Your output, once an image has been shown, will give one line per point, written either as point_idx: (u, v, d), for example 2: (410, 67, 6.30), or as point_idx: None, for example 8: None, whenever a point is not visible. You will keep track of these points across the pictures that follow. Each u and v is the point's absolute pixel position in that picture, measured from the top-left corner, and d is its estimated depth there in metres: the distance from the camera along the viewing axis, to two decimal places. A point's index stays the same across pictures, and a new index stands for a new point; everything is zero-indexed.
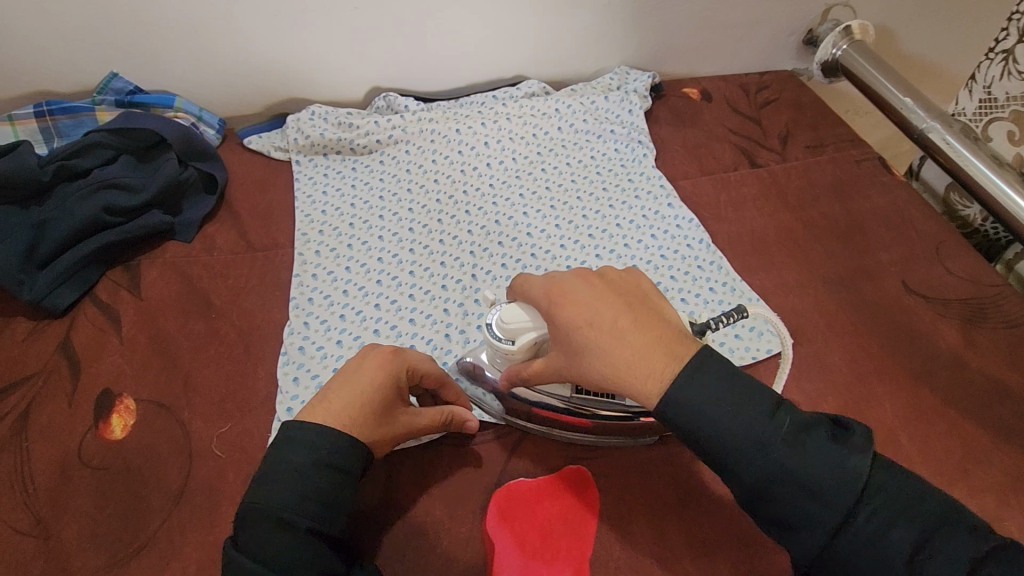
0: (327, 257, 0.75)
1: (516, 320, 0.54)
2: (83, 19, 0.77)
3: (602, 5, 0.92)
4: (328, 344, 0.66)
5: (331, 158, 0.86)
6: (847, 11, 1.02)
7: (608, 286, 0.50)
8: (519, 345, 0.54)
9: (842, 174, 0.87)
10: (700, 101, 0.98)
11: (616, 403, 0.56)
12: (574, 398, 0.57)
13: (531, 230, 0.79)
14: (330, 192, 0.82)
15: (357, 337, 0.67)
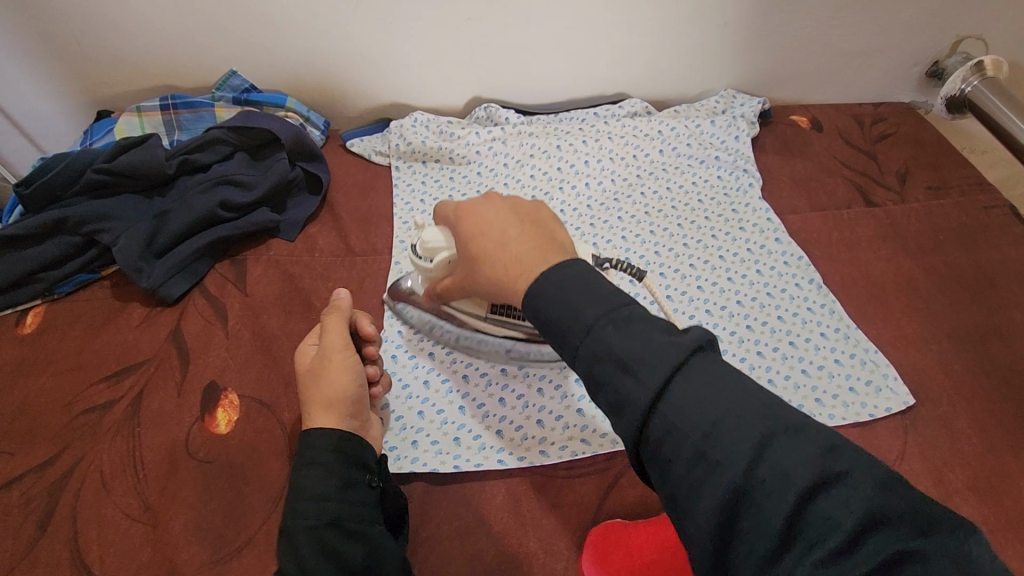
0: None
1: (433, 244, 0.57)
2: (211, 18, 0.80)
3: (717, 26, 0.88)
4: (421, 356, 0.67)
5: (429, 165, 0.86)
6: (980, 45, 0.95)
7: (510, 209, 0.52)
8: (435, 264, 0.58)
9: (968, 221, 0.81)
10: (809, 131, 0.94)
11: (525, 327, 0.62)
12: (489, 318, 0.62)
13: (629, 254, 0.76)
14: (428, 201, 0.82)
15: (449, 352, 0.67)
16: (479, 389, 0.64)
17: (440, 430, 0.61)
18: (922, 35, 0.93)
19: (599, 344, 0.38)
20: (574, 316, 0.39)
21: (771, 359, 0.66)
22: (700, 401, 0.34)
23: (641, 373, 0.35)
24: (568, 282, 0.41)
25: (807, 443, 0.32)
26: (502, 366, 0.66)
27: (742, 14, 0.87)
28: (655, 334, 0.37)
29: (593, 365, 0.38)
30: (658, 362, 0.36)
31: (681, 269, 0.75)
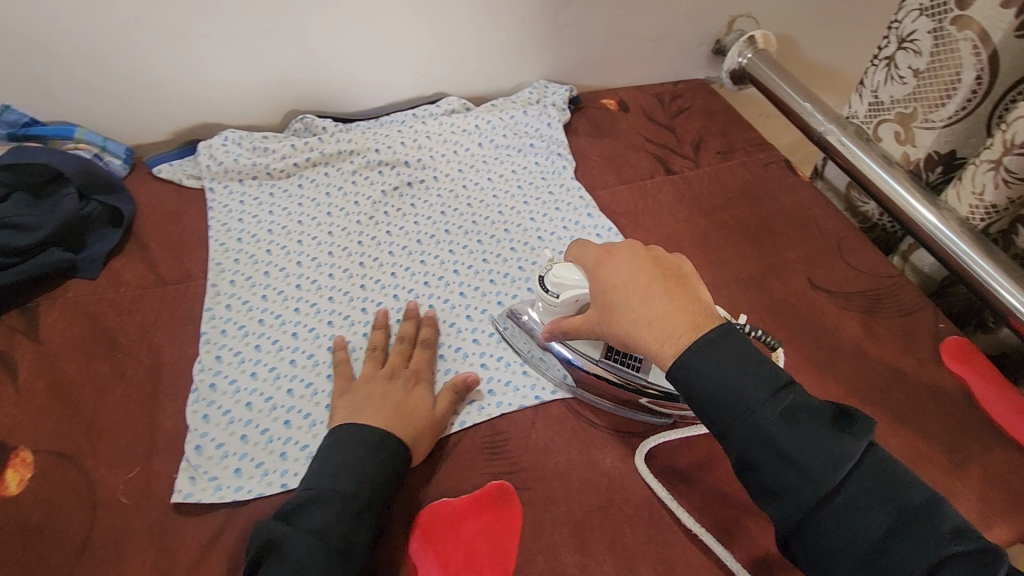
0: (243, 286, 0.73)
1: (567, 278, 0.62)
2: None
3: (516, 22, 0.94)
4: (241, 377, 0.64)
5: (246, 183, 0.84)
6: (751, 22, 1.08)
7: (648, 260, 0.56)
8: (563, 299, 0.62)
9: (751, 177, 0.91)
10: (617, 112, 1.02)
11: (641, 378, 0.62)
12: (602, 362, 0.63)
13: (453, 247, 0.79)
14: (246, 219, 0.80)
15: (272, 367, 0.65)
16: (304, 399, 0.63)
17: (265, 449, 0.59)
18: (700, 19, 1.04)
19: (766, 432, 0.46)
20: (729, 398, 0.48)
21: None
22: (859, 517, 0.43)
23: (804, 468, 0.45)
24: (723, 359, 0.49)
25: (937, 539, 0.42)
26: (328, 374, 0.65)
27: (534, 9, 0.93)
28: (820, 432, 0.45)
29: (748, 447, 0.46)
30: (825, 468, 0.44)
31: (502, 254, 0.79)
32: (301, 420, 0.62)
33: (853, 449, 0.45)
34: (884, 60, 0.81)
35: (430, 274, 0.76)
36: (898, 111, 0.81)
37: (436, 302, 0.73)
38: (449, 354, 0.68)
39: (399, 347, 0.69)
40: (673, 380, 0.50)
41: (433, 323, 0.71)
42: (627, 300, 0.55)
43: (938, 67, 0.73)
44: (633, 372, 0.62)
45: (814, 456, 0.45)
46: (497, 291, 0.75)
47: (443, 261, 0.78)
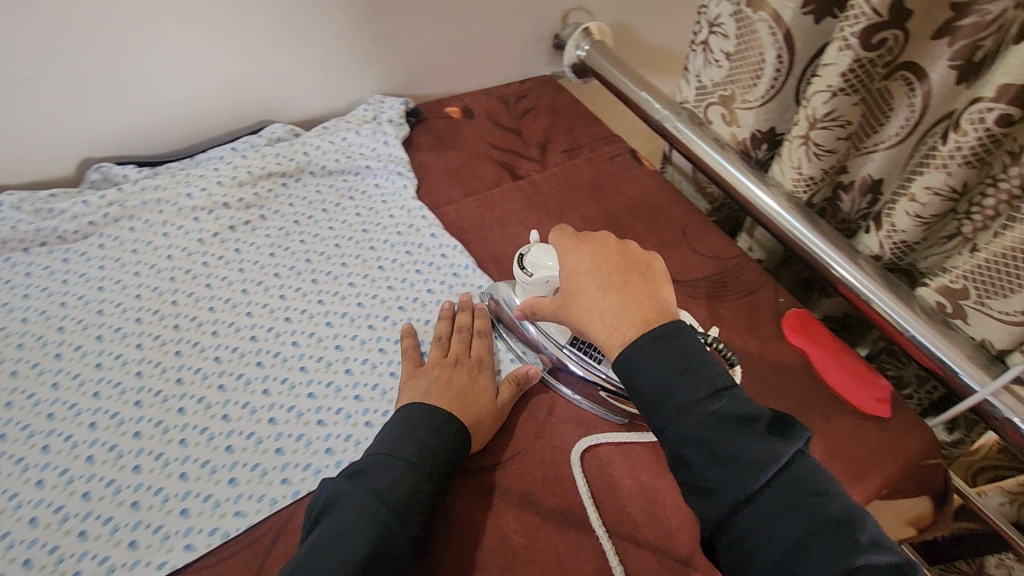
0: (28, 376, 0.62)
1: (544, 261, 0.64)
2: None
3: (333, 38, 0.88)
4: (25, 488, 0.55)
5: (33, 252, 0.73)
6: (585, 14, 1.07)
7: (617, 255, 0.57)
8: (537, 279, 0.64)
9: (597, 173, 0.90)
10: (461, 120, 0.98)
11: (602, 372, 0.63)
12: (568, 349, 0.65)
13: (284, 291, 0.72)
14: (33, 294, 0.69)
15: (64, 470, 0.56)
16: (104, 501, 0.54)
17: (53, 572, 0.50)
18: (533, 15, 1.01)
19: (698, 422, 0.48)
20: (662, 398, 0.50)
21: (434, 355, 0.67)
22: (778, 524, 0.44)
23: (731, 466, 0.46)
24: (658, 358, 0.51)
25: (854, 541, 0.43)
26: (134, 465, 0.57)
27: (349, 22, 0.87)
28: (756, 437, 0.47)
29: (685, 441, 0.48)
30: (747, 471, 0.45)
31: (340, 291, 0.73)
32: (100, 528, 0.53)
33: (787, 449, 0.47)
34: (700, 45, 0.82)
35: (257, 327, 0.68)
36: (720, 94, 0.83)
37: (264, 358, 0.65)
38: (280, 416, 0.61)
39: (221, 417, 0.60)
40: (616, 365, 0.53)
41: (261, 383, 0.63)
42: (585, 289, 0.57)
43: (744, 50, 0.75)
44: (593, 365, 0.64)
45: (743, 459, 0.46)
46: (335, 334, 0.68)
47: (273, 309, 0.70)
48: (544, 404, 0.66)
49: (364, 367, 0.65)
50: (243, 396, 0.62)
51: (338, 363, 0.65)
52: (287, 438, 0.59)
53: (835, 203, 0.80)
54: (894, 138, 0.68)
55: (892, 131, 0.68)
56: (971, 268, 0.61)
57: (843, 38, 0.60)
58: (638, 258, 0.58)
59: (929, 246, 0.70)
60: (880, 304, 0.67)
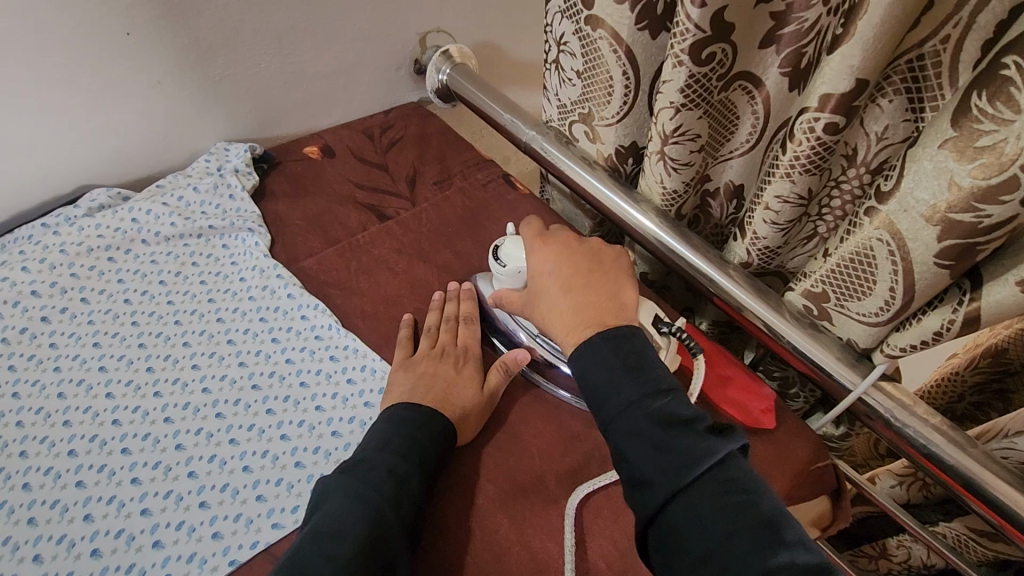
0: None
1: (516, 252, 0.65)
2: None
3: (152, 86, 0.78)
4: None
5: None
6: (444, 36, 1.02)
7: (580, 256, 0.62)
8: (508, 270, 0.65)
9: (471, 203, 0.86)
10: (320, 160, 0.91)
11: None
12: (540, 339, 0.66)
13: (110, 388, 0.62)
14: None
15: None
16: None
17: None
18: (386, 41, 0.95)
19: (642, 417, 0.49)
20: (609, 393, 0.51)
21: (294, 439, 0.60)
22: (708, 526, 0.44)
23: (665, 460, 0.46)
24: (611, 353, 0.53)
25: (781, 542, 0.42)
26: None
27: (169, 68, 0.78)
28: (692, 438, 0.47)
29: (628, 432, 0.49)
30: (683, 474, 0.45)
31: (181, 377, 0.64)
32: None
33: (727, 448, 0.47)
34: (552, 64, 0.80)
35: (77, 437, 0.59)
36: (580, 112, 0.81)
37: (86, 476, 0.56)
38: (106, 546, 0.53)
39: (31, 560, 0.52)
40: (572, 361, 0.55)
41: (82, 508, 0.54)
42: (548, 288, 0.60)
43: (592, 67, 0.73)
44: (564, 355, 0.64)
45: (677, 458, 0.46)
46: (175, 432, 0.60)
47: (98, 413, 0.61)
48: None
49: (210, 466, 0.57)
50: (60, 528, 0.53)
51: (178, 466, 0.57)
52: (113, 573, 0.51)
53: (706, 210, 0.80)
54: (745, 145, 0.68)
55: (742, 138, 0.68)
56: (826, 273, 0.61)
57: (675, 55, 0.60)
58: (599, 259, 0.62)
59: (792, 248, 0.70)
60: (787, 337, 0.64)
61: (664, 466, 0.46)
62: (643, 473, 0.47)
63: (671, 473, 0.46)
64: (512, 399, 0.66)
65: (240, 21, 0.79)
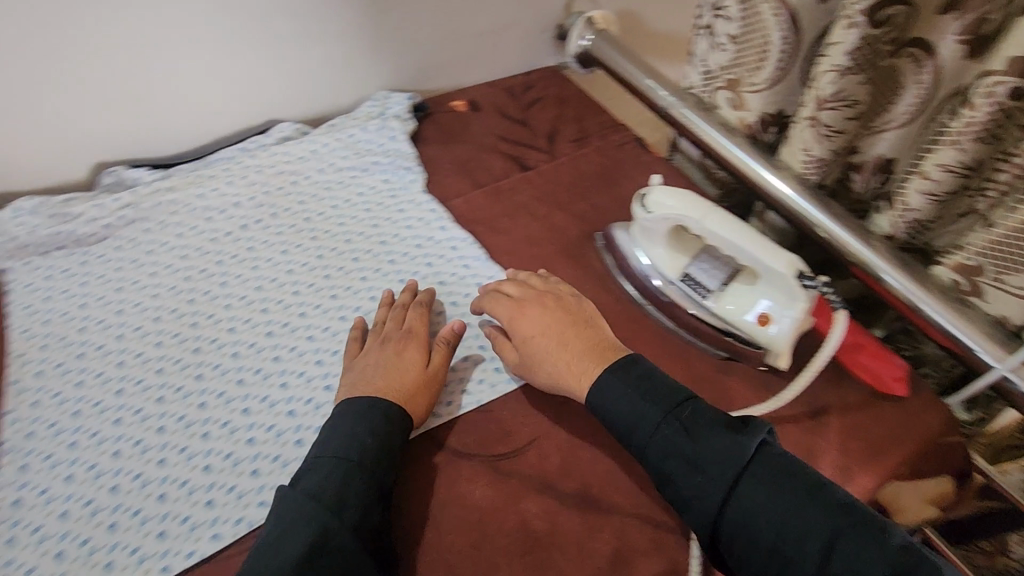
0: (51, 374, 0.64)
1: (666, 201, 0.66)
2: None
3: (336, 34, 0.88)
4: (55, 484, 0.56)
5: (53, 256, 0.74)
6: (589, 4, 1.06)
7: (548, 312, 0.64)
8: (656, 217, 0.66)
9: (607, 161, 0.90)
10: (468, 113, 0.98)
11: (704, 304, 0.67)
12: (677, 283, 0.69)
13: (297, 287, 0.73)
14: (54, 297, 0.71)
15: (92, 467, 0.58)
16: (132, 494, 0.56)
17: (87, 563, 0.52)
18: (536, 5, 1.01)
19: (674, 440, 0.52)
20: (630, 417, 0.55)
21: None
22: (757, 521, 0.48)
23: (706, 470, 0.50)
24: (624, 382, 0.57)
25: (829, 526, 0.47)
26: (160, 459, 0.58)
27: (353, 19, 0.87)
28: (720, 437, 0.52)
29: (662, 455, 0.53)
30: (727, 467, 0.50)
31: (353, 285, 0.73)
32: (130, 520, 0.54)
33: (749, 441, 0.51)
34: (705, 29, 0.82)
35: (273, 323, 0.70)
36: (727, 78, 0.82)
37: (281, 353, 0.67)
38: (299, 409, 0.62)
39: (241, 411, 0.62)
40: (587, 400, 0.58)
41: (279, 377, 0.65)
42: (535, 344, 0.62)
43: (751, 32, 0.75)
44: (700, 300, 0.67)
45: (714, 462, 0.50)
46: (349, 328, 0.69)
47: (288, 306, 0.71)
48: None
49: None
50: (263, 390, 0.64)
51: None
52: (305, 431, 0.61)
53: (847, 184, 0.79)
54: (904, 117, 0.68)
55: (903, 110, 0.67)
56: (987, 245, 0.61)
57: (849, 16, 0.61)
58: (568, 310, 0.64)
59: (944, 224, 0.69)
60: (931, 309, 0.64)
61: (703, 482, 0.50)
62: (692, 493, 0.51)
63: (714, 473, 0.50)
64: (641, 337, 0.70)
65: None
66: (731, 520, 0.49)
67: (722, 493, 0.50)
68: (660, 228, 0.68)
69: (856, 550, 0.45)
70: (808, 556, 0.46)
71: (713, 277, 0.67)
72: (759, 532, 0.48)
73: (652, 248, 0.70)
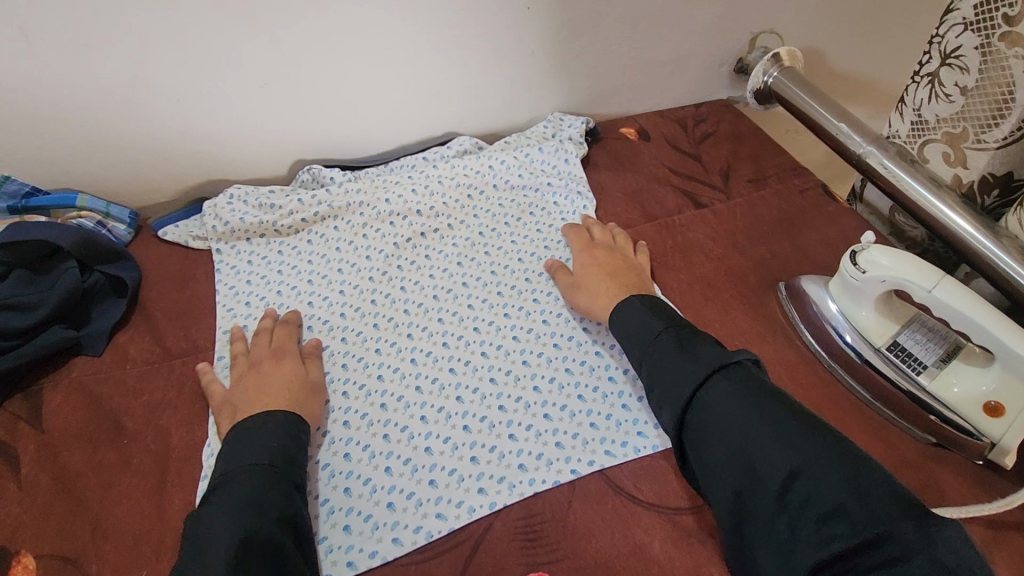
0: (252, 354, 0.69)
1: (884, 261, 0.60)
2: None
3: (526, 55, 0.89)
4: None
5: (254, 242, 0.81)
6: (775, 39, 1.02)
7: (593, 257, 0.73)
8: (869, 279, 0.61)
9: (787, 207, 0.85)
10: (638, 141, 0.97)
11: (912, 380, 0.61)
12: (882, 353, 0.63)
13: (471, 300, 0.74)
14: (255, 281, 0.77)
15: None
16: (321, 483, 0.59)
17: None
18: (721, 37, 0.98)
19: (669, 348, 0.57)
20: (636, 332, 0.61)
21: (622, 384, 0.66)
22: (731, 427, 0.49)
23: (688, 368, 0.54)
24: (642, 308, 0.63)
25: (801, 449, 0.46)
26: (345, 453, 0.61)
27: (544, 42, 0.88)
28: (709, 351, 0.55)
29: (654, 359, 0.57)
30: (701, 367, 0.53)
31: (525, 306, 0.73)
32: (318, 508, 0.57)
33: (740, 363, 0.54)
34: (926, 77, 0.77)
35: (448, 333, 0.71)
36: (946, 131, 0.76)
37: (456, 365, 0.68)
38: (474, 425, 0.63)
39: (420, 418, 0.63)
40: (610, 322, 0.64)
41: (454, 390, 0.65)
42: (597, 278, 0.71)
43: (988, 84, 0.69)
44: (909, 376, 0.61)
45: (700, 367, 0.54)
46: (522, 349, 0.69)
47: (462, 318, 0.72)
48: None
49: (551, 386, 0.66)
50: (439, 400, 0.65)
51: (525, 378, 0.66)
52: (480, 448, 0.61)
53: None
54: None
55: None
56: None
57: None
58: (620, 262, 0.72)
59: None
60: (1002, 261, 0.68)
61: (683, 374, 0.54)
62: (669, 393, 0.54)
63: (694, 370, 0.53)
64: (834, 405, 0.64)
65: (612, 5, 0.87)
66: (695, 411, 0.52)
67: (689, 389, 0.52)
68: (871, 290, 0.62)
69: (821, 475, 0.44)
70: (753, 446, 0.47)
71: (926, 352, 0.62)
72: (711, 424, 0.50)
73: (853, 307, 0.65)
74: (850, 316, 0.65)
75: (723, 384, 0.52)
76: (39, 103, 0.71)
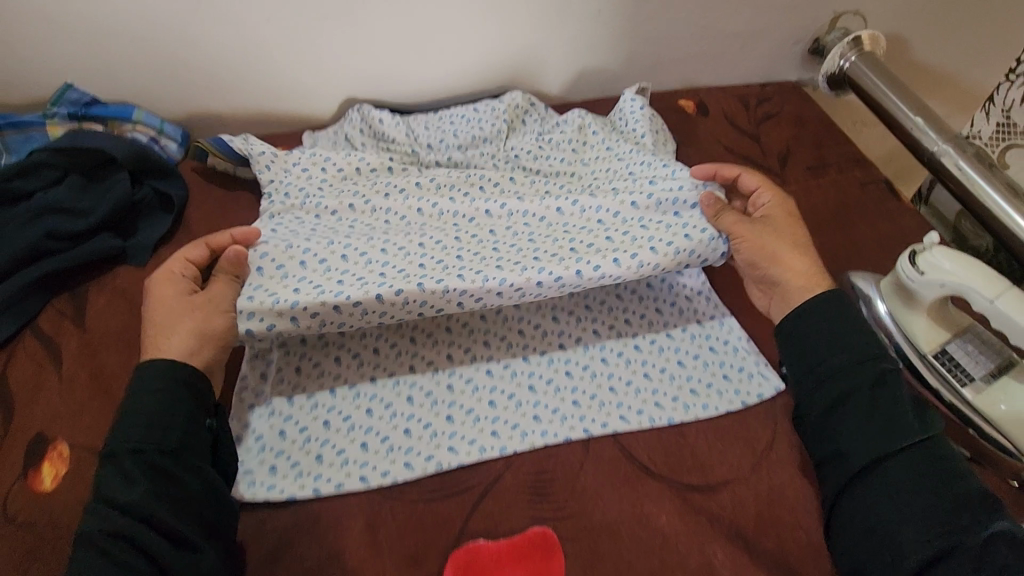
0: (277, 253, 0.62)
1: (944, 264, 0.57)
2: (43, 26, 0.72)
3: (593, 13, 0.85)
4: (285, 369, 0.62)
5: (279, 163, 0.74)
6: (858, 20, 0.95)
7: (782, 220, 0.64)
8: (926, 283, 0.58)
9: (845, 199, 0.81)
10: (696, 115, 0.92)
11: (953, 391, 0.58)
12: (926, 361, 0.60)
13: (542, 276, 0.60)
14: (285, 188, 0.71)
15: (316, 364, 0.63)
16: (346, 402, 0.61)
17: (302, 449, 0.57)
18: (801, 12, 0.92)
19: (863, 386, 0.51)
20: (813, 343, 0.54)
21: (646, 353, 0.65)
22: (912, 502, 0.47)
23: (882, 421, 0.50)
24: (828, 315, 0.55)
25: (992, 559, 0.44)
26: (372, 377, 0.62)
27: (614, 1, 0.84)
28: (908, 409, 0.51)
29: (839, 396, 0.52)
30: (901, 430, 0.49)
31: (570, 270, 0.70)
32: (341, 423, 0.59)
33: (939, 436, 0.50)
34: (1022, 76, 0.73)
35: None
36: None
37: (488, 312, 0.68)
38: (496, 371, 0.63)
39: (446, 357, 0.64)
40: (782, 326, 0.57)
41: (483, 335, 0.66)
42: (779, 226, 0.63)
43: None
44: (952, 384, 0.58)
45: (897, 425, 0.50)
46: (553, 306, 0.69)
47: None
48: (761, 437, 0.60)
49: (576, 346, 0.66)
50: (467, 343, 0.65)
51: (552, 335, 0.67)
52: (500, 394, 0.62)
53: None
54: None
55: None
56: None
57: None
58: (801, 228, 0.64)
59: None
60: None
61: (877, 427, 0.50)
62: (848, 444, 0.51)
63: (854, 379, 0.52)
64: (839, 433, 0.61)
65: None
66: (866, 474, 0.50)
67: (872, 456, 0.49)
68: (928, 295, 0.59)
69: None
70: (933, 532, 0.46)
71: (971, 363, 0.58)
72: (882, 495, 0.48)
73: (905, 310, 0.62)
74: (897, 318, 0.62)
75: (914, 453, 0.49)
76: (105, 17, 0.72)
